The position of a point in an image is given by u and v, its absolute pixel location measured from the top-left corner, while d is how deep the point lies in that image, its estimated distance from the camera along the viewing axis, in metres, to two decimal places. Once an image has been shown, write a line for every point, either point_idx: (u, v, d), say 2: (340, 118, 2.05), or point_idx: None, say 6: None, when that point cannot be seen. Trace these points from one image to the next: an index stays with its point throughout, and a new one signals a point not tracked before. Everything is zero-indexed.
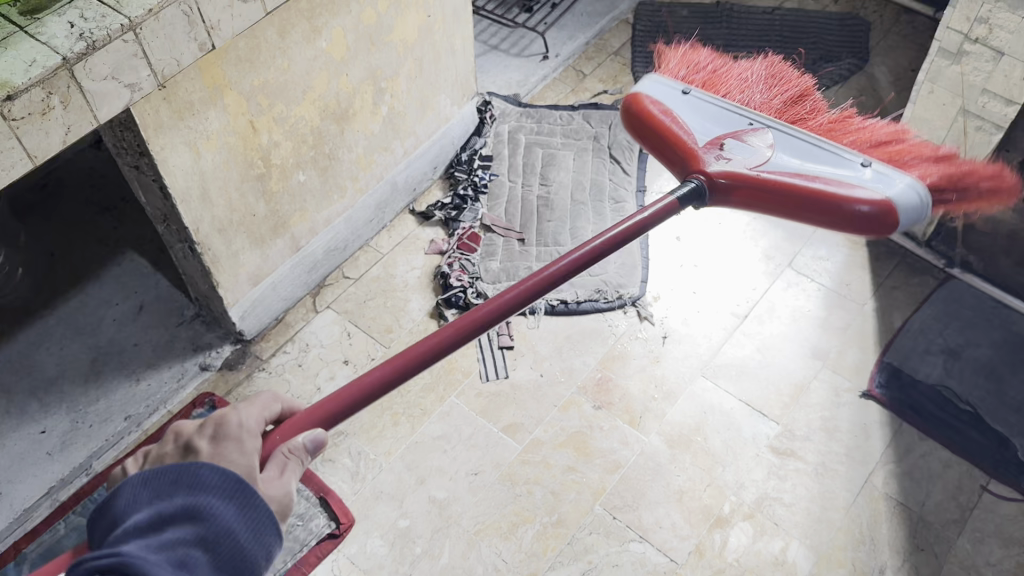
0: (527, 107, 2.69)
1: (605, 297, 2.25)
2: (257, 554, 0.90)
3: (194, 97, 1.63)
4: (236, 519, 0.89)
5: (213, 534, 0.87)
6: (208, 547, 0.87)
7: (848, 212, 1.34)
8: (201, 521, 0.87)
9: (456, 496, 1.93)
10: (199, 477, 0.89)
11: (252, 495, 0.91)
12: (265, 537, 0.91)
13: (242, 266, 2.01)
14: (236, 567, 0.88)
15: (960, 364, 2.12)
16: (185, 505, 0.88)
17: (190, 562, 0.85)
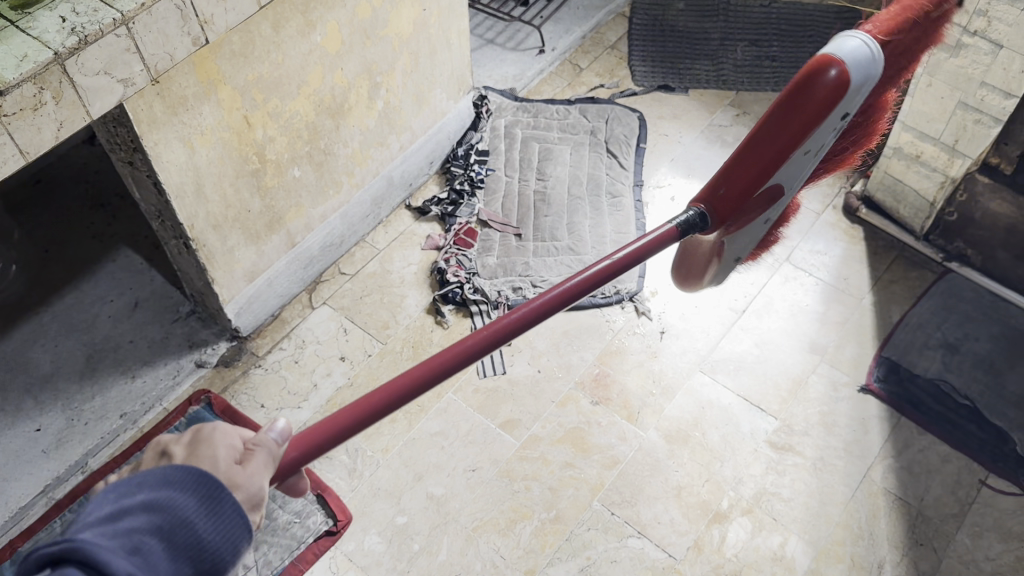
0: (523, 101, 2.68)
1: (603, 292, 2.24)
2: (221, 549, 0.84)
3: (188, 92, 1.62)
4: (199, 510, 0.83)
5: (172, 523, 0.81)
6: (166, 538, 0.80)
7: (803, 95, 1.18)
8: (162, 512, 0.81)
9: (454, 492, 1.92)
10: (163, 472, 0.83)
11: (223, 491, 0.84)
12: (233, 531, 0.85)
13: (238, 262, 2.00)
14: (194, 560, 0.82)
15: (958, 358, 2.12)
16: (145, 499, 0.81)
17: (145, 550, 0.79)
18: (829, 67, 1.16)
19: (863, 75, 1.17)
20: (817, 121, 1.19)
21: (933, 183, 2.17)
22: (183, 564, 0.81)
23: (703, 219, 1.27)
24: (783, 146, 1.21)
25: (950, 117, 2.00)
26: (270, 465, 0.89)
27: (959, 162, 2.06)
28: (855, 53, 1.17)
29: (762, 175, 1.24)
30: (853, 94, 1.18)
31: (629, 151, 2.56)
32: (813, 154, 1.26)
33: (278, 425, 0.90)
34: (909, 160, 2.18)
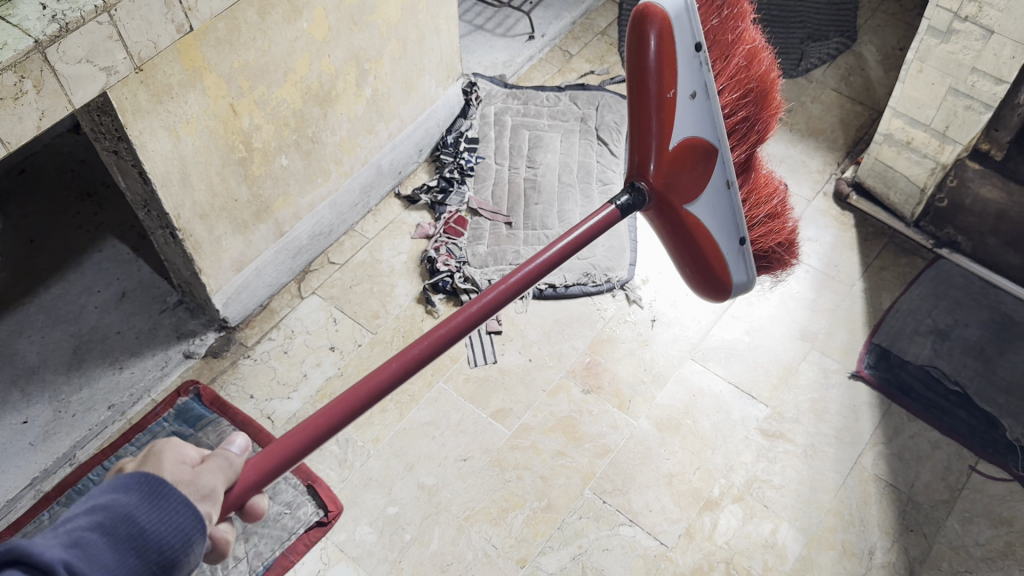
0: (513, 88, 2.66)
1: (594, 280, 2.23)
2: (169, 537, 0.83)
3: (173, 80, 1.60)
4: (142, 505, 0.83)
5: (113, 519, 0.81)
6: (108, 531, 0.81)
7: (642, 53, 1.22)
8: (102, 511, 0.81)
9: (445, 482, 1.92)
10: (106, 481, 0.85)
11: (165, 485, 0.85)
12: (180, 520, 0.84)
13: (225, 251, 1.98)
14: (142, 551, 0.82)
15: (949, 344, 2.12)
16: (86, 505, 0.82)
17: (84, 543, 0.79)
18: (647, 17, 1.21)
19: (677, 12, 1.21)
20: (669, 68, 1.22)
21: (924, 170, 2.17)
22: (130, 558, 0.81)
23: (640, 197, 1.29)
24: (656, 105, 1.24)
25: (941, 103, 1.99)
26: (227, 471, 0.92)
27: (949, 148, 2.06)
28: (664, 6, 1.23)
29: (659, 135, 1.25)
30: (684, 30, 1.21)
31: (619, 138, 2.54)
32: (705, 98, 1.26)
33: (238, 439, 0.94)
34: (900, 146, 2.18)
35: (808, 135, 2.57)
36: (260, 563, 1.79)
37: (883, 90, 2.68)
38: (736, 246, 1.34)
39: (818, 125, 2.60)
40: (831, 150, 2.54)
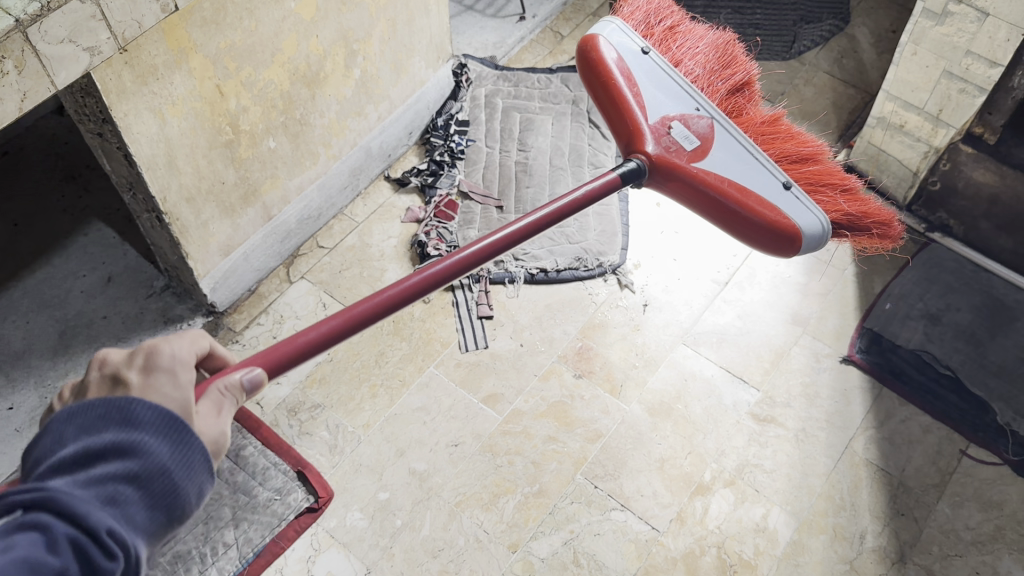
0: (504, 70, 2.63)
1: (586, 265, 2.22)
2: (189, 498, 0.84)
3: (158, 61, 1.56)
4: (171, 455, 0.83)
5: (151, 472, 0.80)
6: (141, 487, 0.80)
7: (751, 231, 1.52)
8: (135, 457, 0.80)
9: (437, 467, 1.91)
10: (130, 410, 0.83)
11: (189, 433, 0.85)
12: (199, 477, 0.86)
13: (212, 236, 1.95)
14: (167, 511, 0.82)
15: (940, 329, 2.12)
16: (116, 440, 0.80)
17: (120, 500, 0.78)
18: (795, 230, 1.51)
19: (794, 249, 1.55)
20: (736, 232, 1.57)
21: (917, 153, 2.16)
22: (159, 513, 0.81)
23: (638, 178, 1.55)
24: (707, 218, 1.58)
25: (935, 86, 1.98)
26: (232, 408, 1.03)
27: (943, 131, 2.05)
28: (813, 222, 1.52)
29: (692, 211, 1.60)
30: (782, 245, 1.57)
31: None
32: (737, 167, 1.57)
33: (255, 375, 1.07)
34: (893, 129, 2.16)
35: (800, 118, 2.56)
36: (250, 549, 1.76)
37: (876, 74, 2.66)
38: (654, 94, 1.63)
39: (810, 108, 2.58)
40: (824, 133, 2.53)
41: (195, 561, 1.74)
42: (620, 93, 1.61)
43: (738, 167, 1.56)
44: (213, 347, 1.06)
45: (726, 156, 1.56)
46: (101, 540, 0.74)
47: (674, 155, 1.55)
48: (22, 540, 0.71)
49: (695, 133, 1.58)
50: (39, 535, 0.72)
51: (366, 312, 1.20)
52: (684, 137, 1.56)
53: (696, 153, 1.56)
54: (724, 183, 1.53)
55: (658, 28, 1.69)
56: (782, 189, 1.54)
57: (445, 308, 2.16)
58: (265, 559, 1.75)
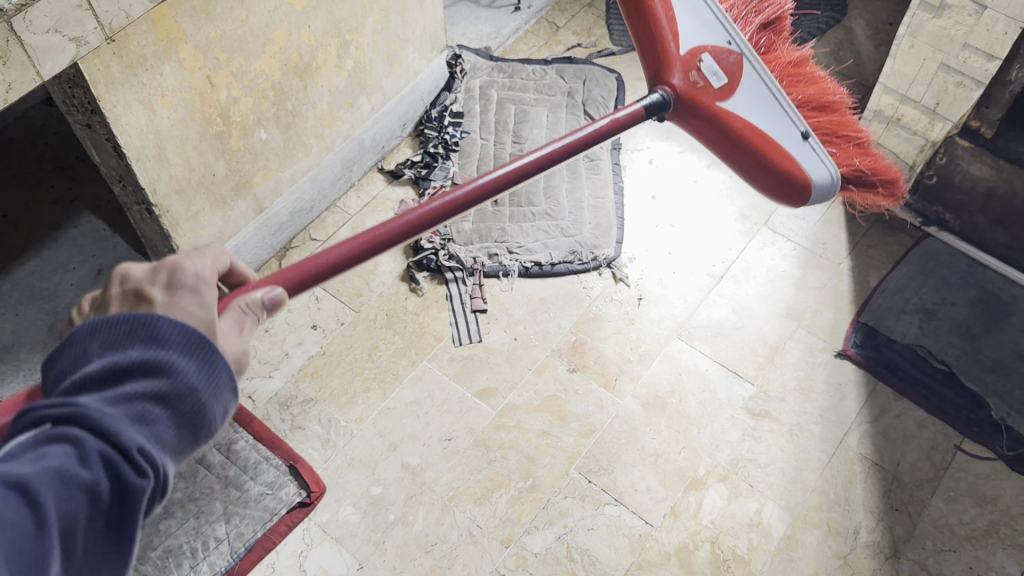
0: (499, 61, 2.60)
1: (580, 259, 2.21)
2: (214, 416, 0.80)
3: (147, 51, 1.54)
4: (198, 374, 0.78)
5: (177, 392, 0.76)
6: (168, 406, 0.75)
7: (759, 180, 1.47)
8: (163, 376, 0.75)
9: (429, 462, 1.90)
10: (155, 327, 0.78)
11: (213, 352, 0.80)
12: (223, 396, 0.81)
13: (204, 228, 1.93)
14: (194, 430, 0.78)
15: (935, 323, 2.11)
16: (142, 356, 0.76)
17: (150, 419, 0.74)
18: (806, 189, 1.44)
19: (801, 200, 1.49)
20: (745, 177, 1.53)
21: (913, 147, 2.15)
22: (187, 433, 0.77)
23: (663, 111, 1.50)
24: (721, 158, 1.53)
25: (931, 80, 1.97)
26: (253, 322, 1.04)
27: (939, 125, 2.04)
28: (824, 174, 1.44)
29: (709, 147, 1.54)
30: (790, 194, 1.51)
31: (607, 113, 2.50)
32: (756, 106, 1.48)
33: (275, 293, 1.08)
34: (889, 123, 2.15)
35: None
36: (242, 544, 1.75)
37: (873, 66, 2.65)
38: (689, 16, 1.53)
39: None
40: None
41: (186, 556, 1.72)
42: (654, 16, 1.51)
43: (761, 108, 1.47)
44: (233, 265, 1.04)
45: (751, 97, 1.48)
46: (131, 456, 0.70)
47: (700, 92, 1.48)
48: (53, 454, 0.67)
49: (724, 67, 1.49)
50: (70, 448, 0.68)
51: (392, 230, 1.24)
52: (713, 73, 1.48)
53: (722, 91, 1.48)
54: (744, 127, 1.45)
55: None
56: (801, 141, 1.46)
57: (439, 302, 2.14)
58: (257, 555, 1.75)
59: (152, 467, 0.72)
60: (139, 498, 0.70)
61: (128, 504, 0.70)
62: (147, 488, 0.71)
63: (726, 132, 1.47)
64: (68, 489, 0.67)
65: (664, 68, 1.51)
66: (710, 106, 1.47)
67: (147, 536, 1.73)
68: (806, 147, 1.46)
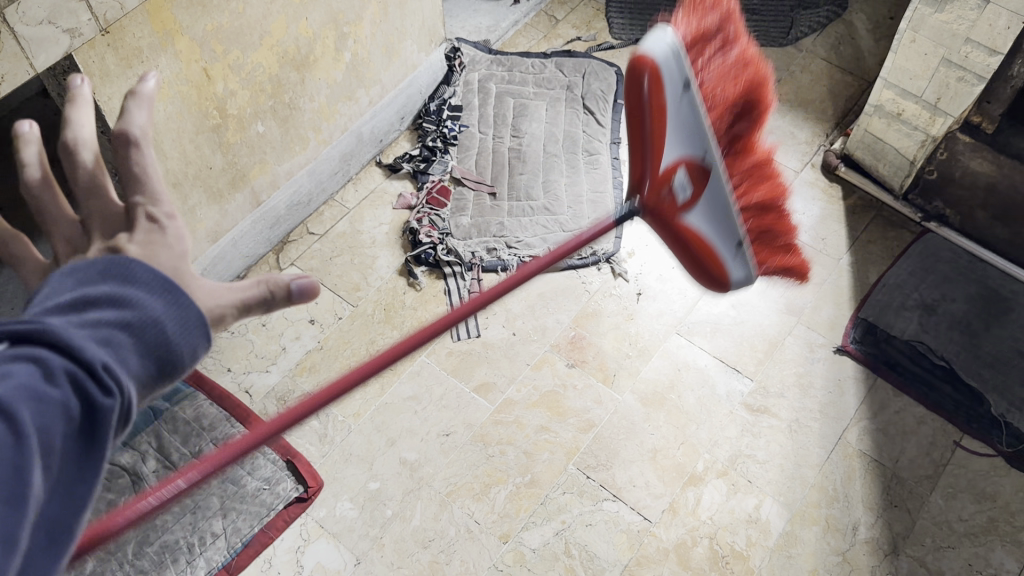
0: (497, 54, 2.59)
1: (579, 254, 2.19)
2: (188, 359, 0.64)
3: (143, 43, 1.53)
4: (181, 321, 0.63)
5: (153, 338, 0.61)
6: (136, 334, 0.60)
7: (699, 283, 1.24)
8: (138, 316, 0.61)
9: (428, 458, 1.89)
10: (130, 269, 0.63)
11: (184, 291, 0.65)
12: (198, 336, 0.64)
13: (200, 222, 1.92)
14: (167, 372, 0.62)
15: (936, 318, 2.09)
16: (120, 295, 0.61)
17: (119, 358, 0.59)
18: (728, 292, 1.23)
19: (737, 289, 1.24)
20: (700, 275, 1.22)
21: (914, 142, 2.14)
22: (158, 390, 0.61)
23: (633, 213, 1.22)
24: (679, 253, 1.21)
25: (933, 74, 1.96)
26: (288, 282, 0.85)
27: (940, 120, 2.03)
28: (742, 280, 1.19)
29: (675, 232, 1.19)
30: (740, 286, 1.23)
31: (606, 106, 2.49)
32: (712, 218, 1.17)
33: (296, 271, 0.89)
34: (890, 118, 2.15)
35: (797, 104, 2.54)
36: (239, 539, 1.75)
37: (874, 60, 2.63)
38: (681, 90, 1.05)
39: (806, 95, 2.56)
40: (821, 120, 2.50)
41: (183, 551, 1.72)
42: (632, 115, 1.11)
43: (712, 223, 1.15)
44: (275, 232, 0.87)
45: (712, 212, 1.14)
46: (98, 374, 0.55)
47: (663, 200, 1.17)
48: (15, 370, 0.52)
49: (692, 175, 1.12)
50: (34, 366, 0.53)
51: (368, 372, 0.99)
52: (680, 187, 1.14)
53: (685, 205, 1.15)
54: (691, 236, 1.18)
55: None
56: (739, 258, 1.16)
57: (437, 297, 2.13)
58: (254, 550, 1.76)
59: (121, 394, 0.56)
60: (108, 421, 0.55)
61: (99, 428, 0.55)
62: (115, 409, 0.55)
63: (675, 240, 1.20)
64: (33, 409, 0.52)
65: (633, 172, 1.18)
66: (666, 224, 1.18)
67: (144, 531, 1.72)
68: (736, 255, 1.17)
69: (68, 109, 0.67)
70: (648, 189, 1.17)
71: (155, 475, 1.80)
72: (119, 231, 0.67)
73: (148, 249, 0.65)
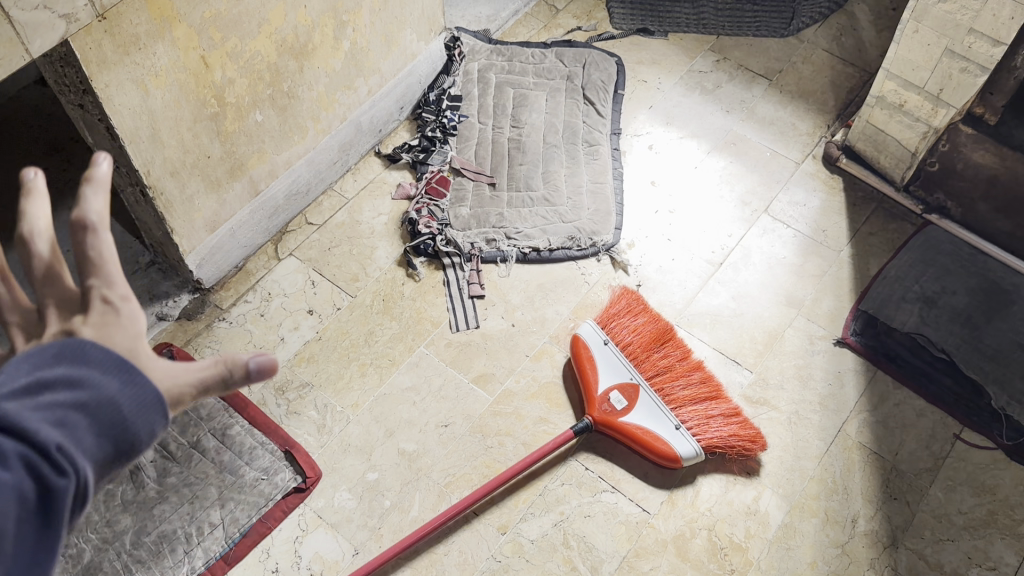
0: (497, 44, 2.57)
1: (579, 245, 2.18)
2: (144, 435, 0.73)
3: (141, 30, 1.52)
4: (122, 393, 0.72)
5: (98, 404, 0.70)
6: (92, 414, 0.70)
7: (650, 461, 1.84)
8: (86, 391, 0.70)
9: (426, 448, 1.88)
10: (81, 348, 0.72)
11: (142, 370, 0.74)
12: (152, 415, 0.74)
13: (198, 211, 1.91)
14: (117, 443, 0.72)
15: (936, 311, 2.05)
16: (68, 374, 0.70)
17: (71, 427, 0.69)
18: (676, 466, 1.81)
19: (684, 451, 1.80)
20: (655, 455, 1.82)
21: (916, 133, 2.13)
22: (110, 447, 0.71)
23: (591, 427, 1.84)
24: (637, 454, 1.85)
25: (936, 65, 1.95)
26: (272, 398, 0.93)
27: (943, 111, 2.02)
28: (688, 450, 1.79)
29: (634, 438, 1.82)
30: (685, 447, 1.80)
31: (607, 97, 2.47)
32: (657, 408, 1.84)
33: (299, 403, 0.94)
34: (892, 109, 2.14)
35: (798, 96, 2.53)
36: (236, 529, 1.75)
37: (875, 52, 2.62)
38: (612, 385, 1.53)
39: (808, 87, 2.54)
40: (822, 112, 2.49)
41: (180, 541, 1.72)
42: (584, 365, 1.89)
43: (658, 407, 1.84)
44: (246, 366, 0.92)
45: (644, 413, 1.84)
46: (51, 455, 0.66)
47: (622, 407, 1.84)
48: None
49: (625, 393, 1.86)
50: None
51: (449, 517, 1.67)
52: (625, 399, 1.85)
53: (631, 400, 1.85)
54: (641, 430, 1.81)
55: (611, 324, 1.95)
56: (672, 430, 1.82)
57: (436, 288, 2.12)
58: (252, 540, 1.76)
59: (75, 466, 0.68)
60: (61, 499, 0.66)
61: (54, 505, 0.66)
62: (68, 488, 0.67)
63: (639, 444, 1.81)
64: None
65: (595, 410, 1.84)
66: (613, 428, 1.83)
67: (141, 521, 1.73)
68: (677, 432, 1.82)
69: (23, 203, 0.75)
70: (598, 415, 1.84)
71: (153, 465, 1.79)
72: (74, 313, 0.76)
73: (102, 329, 0.75)
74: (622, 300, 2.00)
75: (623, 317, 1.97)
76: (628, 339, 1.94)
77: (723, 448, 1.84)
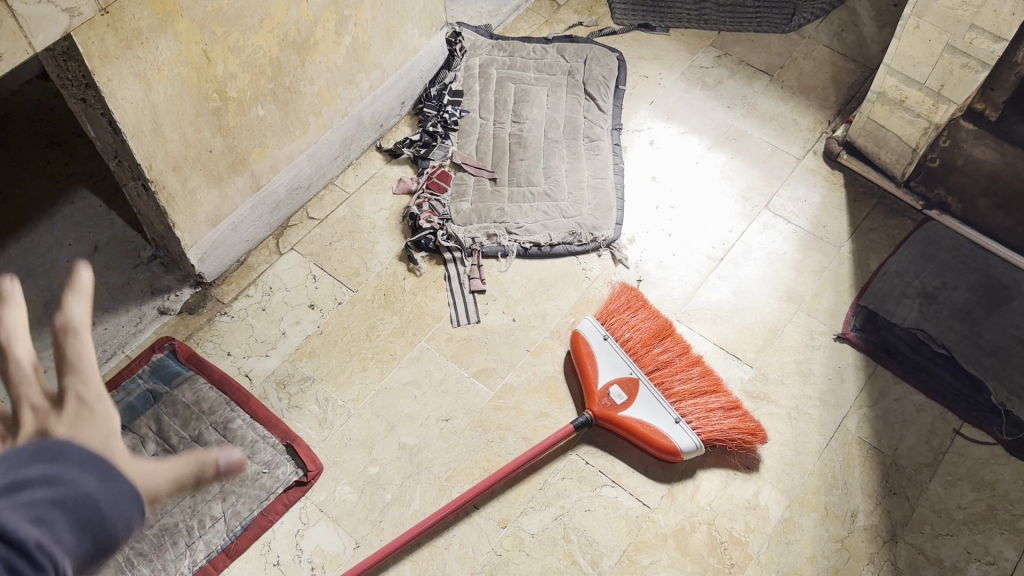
0: (499, 39, 2.57)
1: (580, 240, 2.19)
2: (123, 534, 0.68)
3: (143, 24, 1.52)
4: (102, 486, 0.67)
5: (77, 500, 0.65)
6: (70, 511, 0.65)
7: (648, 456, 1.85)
8: (64, 485, 0.65)
9: (427, 443, 1.89)
10: (55, 446, 0.67)
11: (117, 468, 0.69)
12: (131, 511, 0.68)
13: (200, 205, 1.92)
14: (97, 541, 0.67)
15: (937, 306, 2.05)
16: (44, 471, 0.65)
17: (49, 525, 0.64)
18: (676, 459, 1.82)
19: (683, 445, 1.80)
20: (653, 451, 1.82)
21: (917, 129, 2.14)
22: (91, 544, 0.66)
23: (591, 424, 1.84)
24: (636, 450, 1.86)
25: (937, 60, 1.95)
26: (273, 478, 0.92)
27: (943, 107, 2.03)
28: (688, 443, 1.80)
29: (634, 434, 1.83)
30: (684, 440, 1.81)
31: (608, 92, 2.48)
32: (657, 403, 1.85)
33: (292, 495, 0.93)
34: (893, 105, 2.14)
35: (799, 92, 2.53)
36: (238, 522, 1.76)
37: (876, 48, 2.62)
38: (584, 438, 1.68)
39: (809, 82, 2.55)
40: (822, 108, 2.49)
41: (182, 534, 1.74)
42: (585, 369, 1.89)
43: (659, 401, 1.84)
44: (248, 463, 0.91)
45: (644, 407, 1.84)
46: (29, 554, 0.61)
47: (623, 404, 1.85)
48: None
49: (624, 387, 1.87)
50: None
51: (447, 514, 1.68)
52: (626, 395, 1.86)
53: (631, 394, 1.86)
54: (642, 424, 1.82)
55: (609, 321, 1.96)
56: (672, 423, 1.83)
57: (437, 282, 2.13)
58: (253, 533, 1.76)
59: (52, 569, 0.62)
60: None
61: None
62: None
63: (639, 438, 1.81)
64: None
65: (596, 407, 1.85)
66: (613, 423, 1.83)
67: None
68: (677, 425, 1.82)
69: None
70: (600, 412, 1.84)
71: None
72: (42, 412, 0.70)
73: (75, 427, 0.69)
74: (620, 297, 2.01)
75: (620, 313, 1.98)
76: (628, 335, 1.94)
77: (723, 440, 1.84)
